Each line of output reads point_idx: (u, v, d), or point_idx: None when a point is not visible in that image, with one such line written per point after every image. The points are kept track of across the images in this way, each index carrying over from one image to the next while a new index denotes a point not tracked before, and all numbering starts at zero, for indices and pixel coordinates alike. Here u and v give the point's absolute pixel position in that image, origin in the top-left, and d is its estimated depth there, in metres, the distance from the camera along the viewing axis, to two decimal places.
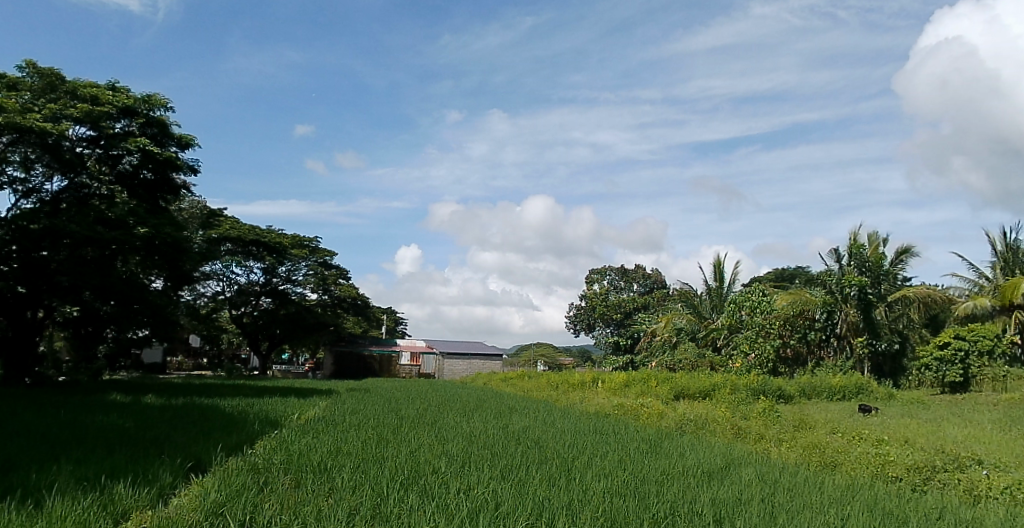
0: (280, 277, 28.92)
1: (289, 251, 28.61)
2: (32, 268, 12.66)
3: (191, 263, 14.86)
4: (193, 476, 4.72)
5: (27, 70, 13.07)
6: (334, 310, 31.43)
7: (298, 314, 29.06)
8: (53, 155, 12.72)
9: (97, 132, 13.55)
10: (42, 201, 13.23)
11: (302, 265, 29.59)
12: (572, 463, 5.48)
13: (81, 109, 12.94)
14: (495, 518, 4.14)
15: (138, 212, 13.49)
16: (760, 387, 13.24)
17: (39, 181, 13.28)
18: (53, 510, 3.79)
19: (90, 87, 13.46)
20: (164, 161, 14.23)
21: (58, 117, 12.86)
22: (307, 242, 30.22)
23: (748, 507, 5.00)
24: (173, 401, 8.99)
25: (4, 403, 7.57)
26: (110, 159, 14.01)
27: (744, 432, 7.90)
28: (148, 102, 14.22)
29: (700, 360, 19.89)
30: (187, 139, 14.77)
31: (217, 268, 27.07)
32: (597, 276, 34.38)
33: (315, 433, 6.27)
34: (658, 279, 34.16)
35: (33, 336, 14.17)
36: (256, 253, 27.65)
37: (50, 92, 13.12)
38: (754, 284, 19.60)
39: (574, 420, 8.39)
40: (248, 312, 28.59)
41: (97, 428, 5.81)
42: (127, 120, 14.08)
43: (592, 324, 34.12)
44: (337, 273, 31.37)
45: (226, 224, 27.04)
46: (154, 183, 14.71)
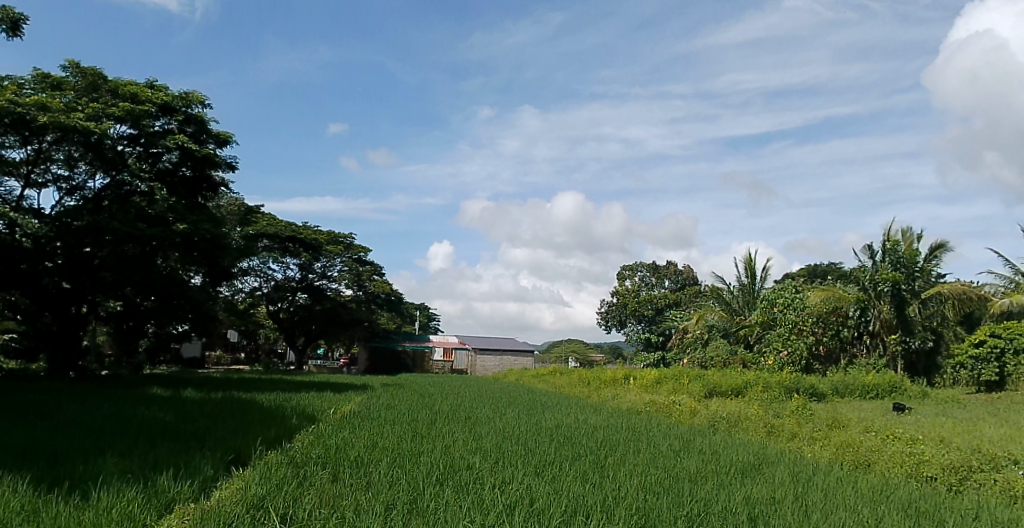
0: (315, 274, 29.26)
1: (325, 247, 28.73)
2: (75, 264, 12.84)
3: (229, 260, 15.09)
4: (234, 469, 4.80)
5: (70, 70, 13.36)
6: (368, 306, 31.67)
7: (335, 310, 29.40)
8: (95, 153, 12.87)
9: (137, 130, 13.72)
10: (85, 198, 13.43)
11: (337, 261, 29.84)
12: (606, 459, 5.48)
13: (122, 108, 13.09)
14: (530, 515, 4.25)
15: (177, 208, 13.77)
16: (793, 385, 13.10)
17: (83, 178, 13.54)
18: (100, 502, 3.94)
19: (130, 86, 13.63)
20: (203, 158, 14.44)
21: (99, 117, 13.00)
22: (342, 239, 30.21)
23: (781, 506, 5.00)
24: (212, 396, 9.09)
25: (54, 396, 7.78)
26: (151, 157, 14.18)
27: (777, 430, 7.78)
28: (185, 99, 14.37)
29: (732, 357, 19.73)
30: (224, 136, 14.93)
31: (254, 264, 27.46)
32: (628, 272, 34.22)
33: (350, 427, 6.31)
34: (689, 275, 33.91)
35: (77, 331, 14.42)
36: (292, 249, 27.99)
37: (92, 92, 13.43)
38: (787, 279, 19.53)
39: (606, 417, 8.31)
40: (285, 308, 28.92)
41: (137, 421, 5.96)
42: (167, 117, 14.21)
43: (624, 321, 34.02)
44: (372, 269, 31.59)
45: (263, 221, 27.39)
46: (192, 181, 14.94)
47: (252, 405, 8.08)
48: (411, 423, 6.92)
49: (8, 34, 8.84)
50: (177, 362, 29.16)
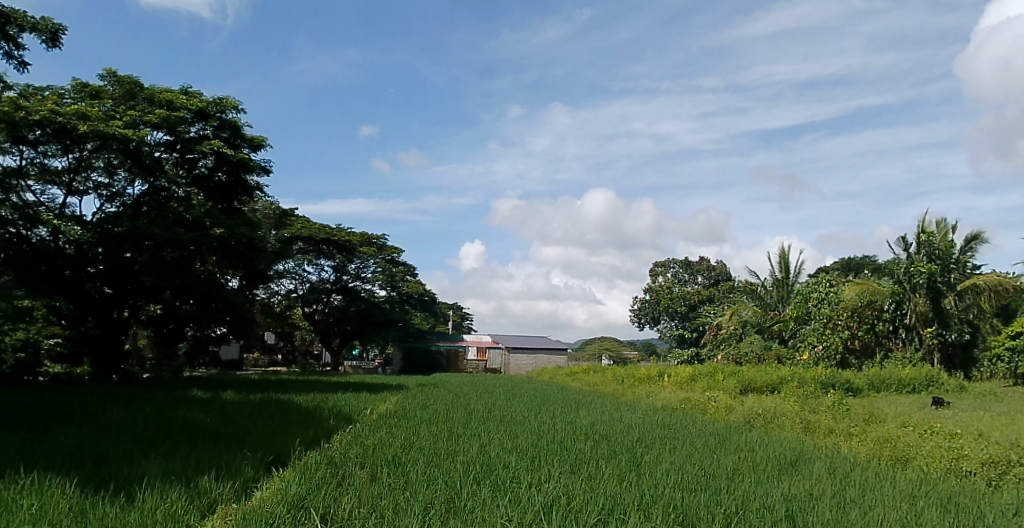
0: (350, 275, 29.55)
1: (359, 249, 29.01)
2: (117, 270, 12.88)
3: (265, 262, 15.26)
4: (274, 469, 4.86)
5: (108, 78, 13.59)
6: (402, 306, 31.80)
7: (369, 310, 29.44)
8: (133, 160, 12.96)
9: (173, 136, 13.90)
10: (125, 205, 13.62)
11: (371, 262, 30.06)
12: (642, 458, 5.44)
13: (159, 115, 13.36)
14: (567, 513, 4.25)
15: (213, 214, 13.94)
16: (828, 380, 12.91)
17: (122, 185, 13.68)
18: (145, 502, 4.02)
19: (166, 93, 13.84)
20: (238, 163, 14.57)
21: (137, 124, 13.27)
22: (376, 240, 30.32)
23: (819, 502, 4.96)
24: (251, 397, 9.20)
25: (99, 398, 7.93)
26: (187, 163, 14.38)
27: (813, 426, 7.67)
28: (220, 105, 14.51)
29: (766, 353, 19.40)
30: (258, 141, 15.08)
31: (290, 267, 27.81)
32: (660, 268, 34.04)
33: (386, 427, 6.37)
34: (723, 271, 33.59)
35: (118, 335, 14.68)
36: (327, 251, 28.35)
37: (129, 100, 13.65)
38: (821, 274, 19.29)
39: (641, 415, 8.27)
40: (320, 309, 29.30)
41: (178, 423, 6.08)
42: (202, 123, 14.39)
43: (657, 317, 33.81)
44: (405, 269, 31.81)
45: (298, 223, 27.74)
46: (228, 185, 15.10)
47: (290, 406, 8.18)
48: (445, 422, 6.94)
49: (47, 45, 9.06)
50: (216, 365, 29.69)
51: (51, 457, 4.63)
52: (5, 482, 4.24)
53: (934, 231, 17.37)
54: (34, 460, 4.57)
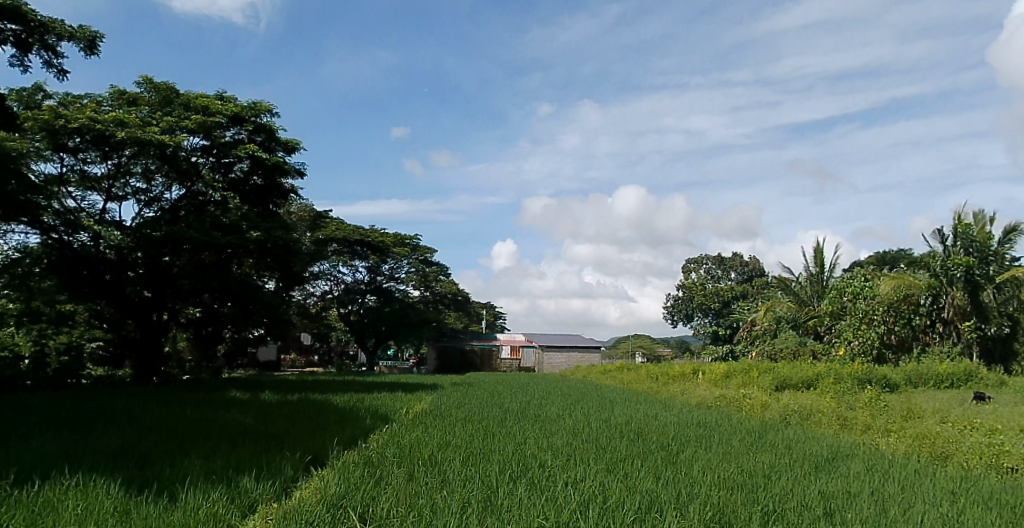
0: (383, 276, 29.89)
1: (392, 249, 29.26)
2: (156, 273, 13.31)
3: (301, 264, 15.33)
4: (313, 469, 4.91)
5: (145, 85, 13.79)
6: (435, 306, 32.05)
7: (404, 311, 29.36)
8: (170, 166, 13.31)
9: (210, 141, 14.04)
10: (162, 209, 13.94)
11: (404, 263, 30.30)
12: (678, 456, 5.40)
13: (194, 120, 13.51)
14: (604, 513, 4.22)
15: (249, 216, 14.13)
16: (864, 376, 12.70)
17: (160, 190, 14.01)
18: (187, 502, 4.08)
19: (202, 99, 14.00)
20: (272, 166, 14.65)
21: (173, 129, 13.46)
22: (409, 240, 30.56)
23: (858, 500, 4.88)
24: (289, 397, 9.33)
25: (147, 401, 8.14)
26: (223, 167, 14.56)
27: (850, 422, 7.58)
28: (254, 109, 14.58)
29: (801, 349, 19.30)
30: (292, 144, 15.14)
31: (325, 269, 28.24)
32: (694, 264, 33.75)
33: (423, 426, 6.40)
34: (756, 267, 33.25)
35: (158, 338, 14.91)
36: (361, 252, 28.67)
37: (166, 106, 13.82)
38: (857, 269, 19.21)
39: (676, 413, 8.20)
40: (355, 310, 29.61)
41: (220, 423, 6.17)
42: (237, 127, 14.41)
43: (690, 315, 33.50)
44: (438, 269, 31.97)
45: (332, 225, 28.05)
46: (264, 188, 15.22)
47: (327, 406, 8.26)
48: (481, 420, 6.96)
49: (84, 53, 9.23)
50: (254, 366, 30.25)
51: (95, 458, 4.73)
52: (51, 482, 4.35)
53: (971, 223, 17.02)
54: (79, 461, 4.67)
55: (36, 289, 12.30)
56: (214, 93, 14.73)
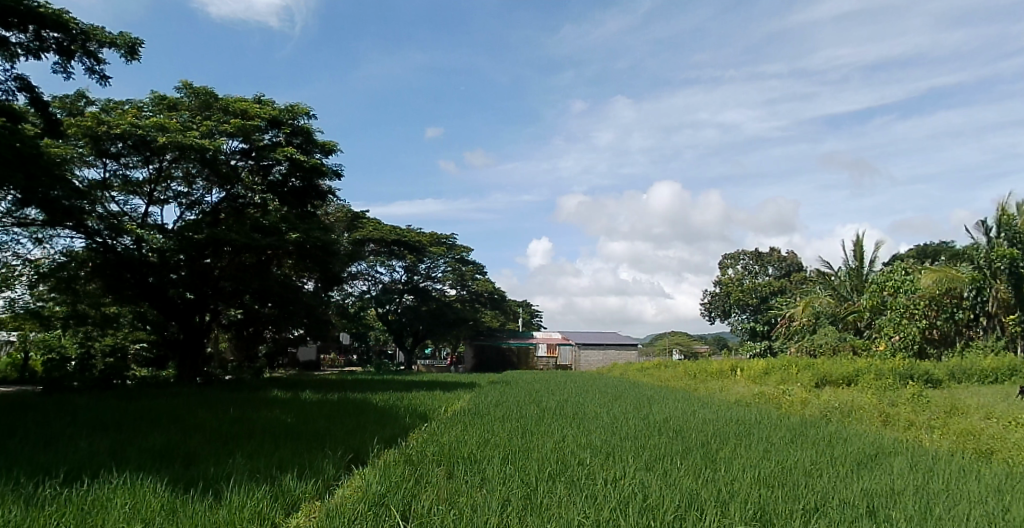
0: (421, 275, 30.02)
1: (428, 249, 29.45)
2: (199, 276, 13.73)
3: (339, 264, 15.48)
4: (354, 468, 4.95)
5: (185, 90, 14.01)
6: (473, 305, 32.17)
7: (440, 310, 30.04)
8: (210, 169, 13.45)
9: (249, 144, 14.16)
10: (203, 212, 14.18)
11: (441, 262, 30.39)
12: (717, 454, 5.34)
13: (234, 124, 13.63)
14: (644, 511, 4.19)
15: (289, 219, 14.20)
16: (906, 372, 12.45)
17: (201, 193, 14.23)
18: (232, 500, 4.14)
19: (240, 103, 14.16)
20: (310, 169, 14.71)
21: (213, 133, 13.65)
22: (445, 239, 30.74)
23: (900, 498, 4.78)
24: (328, 396, 9.44)
25: (187, 400, 8.35)
26: (262, 170, 14.63)
27: (892, 419, 7.42)
28: (292, 112, 14.73)
29: (842, 344, 18.86)
30: (329, 146, 15.25)
31: (363, 269, 28.59)
32: (730, 260, 33.39)
33: (463, 426, 6.37)
34: (794, 261, 32.82)
35: (201, 339, 15.16)
36: (398, 252, 28.90)
37: (205, 110, 14.09)
38: (897, 262, 18.77)
39: (712, 410, 8.11)
40: (393, 310, 30.00)
41: (263, 423, 6.22)
42: (275, 130, 14.60)
43: (728, 311, 33.36)
44: (474, 268, 32.01)
45: (369, 225, 28.33)
46: (301, 190, 15.34)
47: (366, 405, 8.34)
48: (518, 419, 6.94)
49: (125, 59, 9.41)
50: (294, 366, 30.77)
51: (142, 458, 4.81)
52: (100, 481, 4.44)
53: (1015, 214, 16.66)
54: (127, 460, 4.76)
55: (82, 292, 12.54)
56: (253, 96, 14.89)
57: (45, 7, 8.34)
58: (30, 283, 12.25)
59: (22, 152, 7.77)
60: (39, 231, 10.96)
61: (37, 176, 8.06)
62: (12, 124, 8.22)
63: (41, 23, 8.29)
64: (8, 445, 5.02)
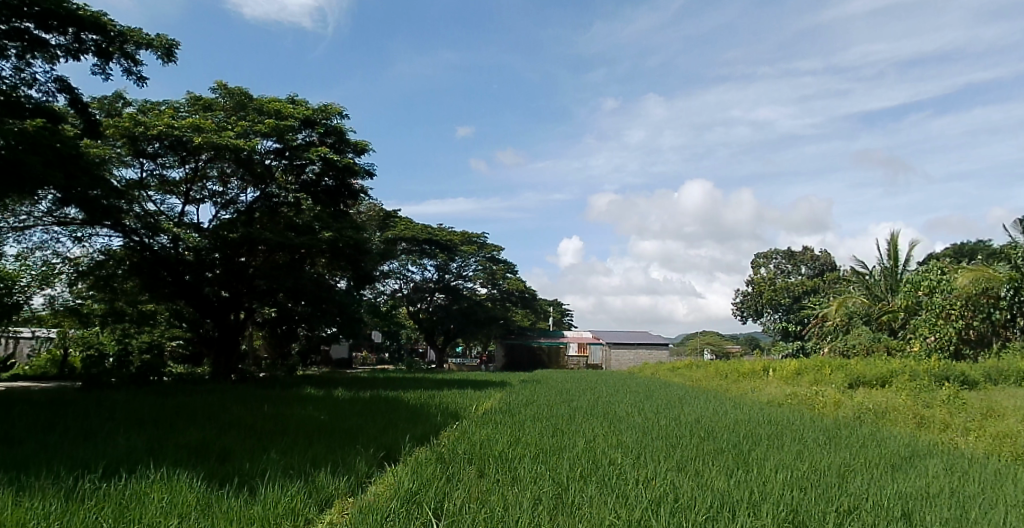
0: (452, 274, 30.14)
1: (459, 248, 29.62)
2: (233, 273, 13.87)
3: (371, 263, 15.56)
4: (386, 465, 4.99)
5: (220, 90, 14.18)
6: (504, 304, 32.25)
7: (472, 308, 30.05)
8: (245, 168, 13.64)
9: (282, 144, 14.21)
10: (238, 212, 14.31)
11: (472, 261, 30.50)
12: (749, 454, 5.31)
13: (268, 124, 13.74)
14: (676, 512, 4.16)
15: (322, 217, 14.52)
16: (942, 373, 12.25)
17: (235, 193, 14.40)
18: (266, 496, 4.20)
19: (274, 103, 14.28)
20: (343, 168, 14.89)
21: (248, 133, 13.76)
22: (476, 239, 30.88)
23: (936, 501, 4.70)
24: (361, 394, 9.54)
25: (223, 397, 8.49)
26: (295, 169, 14.70)
27: (927, 421, 7.30)
28: (325, 112, 14.85)
29: (875, 344, 18.77)
30: (362, 146, 15.34)
31: (395, 268, 28.85)
32: (762, 260, 33.10)
33: (494, 425, 6.34)
34: (828, 261, 32.34)
35: (236, 336, 15.32)
36: (429, 251, 29.08)
37: (240, 110, 14.22)
38: (933, 261, 18.32)
39: (745, 411, 8.04)
40: (424, 308, 30.26)
41: (297, 420, 6.28)
42: (309, 130, 14.74)
43: (761, 310, 33.02)
44: (505, 267, 32.05)
45: (401, 225, 28.56)
46: (334, 189, 15.45)
47: (399, 403, 8.39)
48: (550, 419, 6.92)
49: (162, 60, 9.55)
50: (328, 363, 31.16)
51: (179, 453, 4.89)
52: (138, 475, 4.53)
53: None
54: (163, 456, 4.85)
55: (119, 290, 13.17)
56: (286, 96, 15.02)
57: (84, 9, 8.52)
58: (69, 282, 12.79)
59: (64, 152, 7.93)
60: (79, 230, 11.20)
61: (77, 176, 8.27)
62: (53, 125, 8.34)
63: (81, 25, 8.45)
64: (49, 440, 5.14)
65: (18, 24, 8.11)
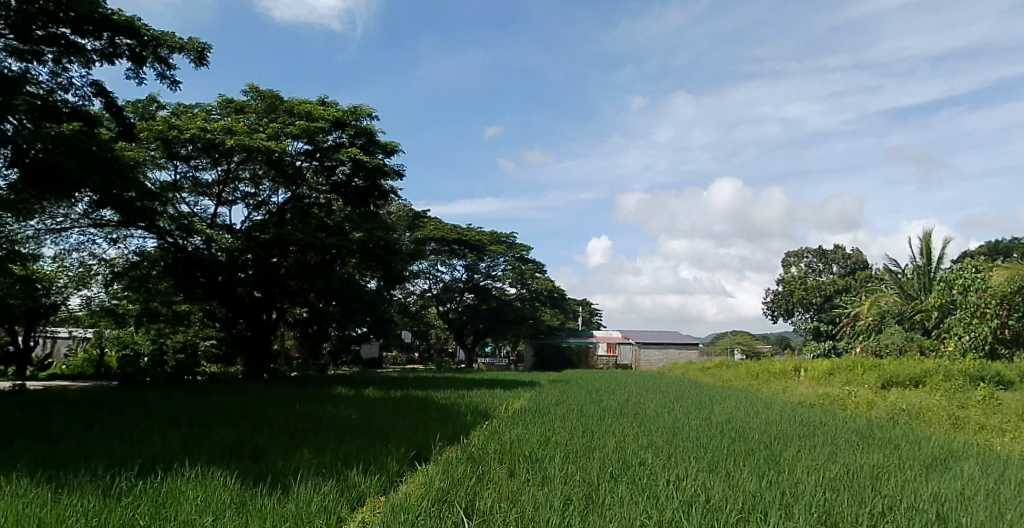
0: (481, 274, 30.15)
1: (488, 248, 29.68)
2: (266, 275, 13.76)
3: (401, 263, 15.61)
4: (417, 464, 5.02)
5: (252, 93, 14.36)
6: (532, 303, 32.25)
7: (501, 308, 30.15)
8: (277, 170, 13.86)
9: (313, 145, 14.41)
10: (270, 213, 14.56)
11: (501, 261, 30.54)
12: (781, 455, 5.26)
13: (299, 126, 13.89)
14: (707, 513, 4.14)
15: (353, 218, 14.56)
16: (977, 373, 11.99)
17: (267, 194, 14.64)
18: (299, 494, 4.23)
19: (305, 105, 14.40)
20: (374, 169, 14.93)
21: (279, 135, 13.91)
22: (505, 238, 30.95)
23: (972, 503, 4.62)
24: (391, 393, 9.62)
25: (256, 396, 8.62)
26: (326, 170, 14.87)
27: (961, 422, 7.18)
28: (355, 113, 14.89)
29: (908, 344, 18.55)
30: (392, 147, 15.40)
31: (425, 268, 29.02)
32: (794, 258, 32.75)
33: (523, 425, 6.32)
34: (860, 259, 31.82)
35: (268, 336, 15.45)
36: (459, 251, 29.17)
37: (272, 112, 14.39)
38: (967, 259, 17.83)
39: (774, 411, 8.00)
40: (454, 308, 30.43)
41: (329, 420, 6.33)
42: (339, 132, 14.84)
43: (792, 309, 32.64)
44: (535, 266, 32.03)
45: (430, 225, 28.71)
46: (364, 190, 15.53)
47: (428, 402, 8.43)
48: (579, 419, 6.89)
49: (194, 64, 9.68)
50: (359, 363, 31.50)
51: (213, 452, 4.96)
52: (173, 473, 4.60)
53: None
54: (197, 454, 4.91)
55: (154, 290, 13.37)
56: (317, 98, 15.13)
57: (119, 14, 8.67)
58: (105, 282, 12.94)
59: (100, 155, 8.09)
60: (114, 231, 11.37)
61: (113, 180, 8.38)
62: (88, 128, 8.46)
63: (115, 29, 8.60)
64: (86, 438, 5.23)
65: (56, 29, 8.30)
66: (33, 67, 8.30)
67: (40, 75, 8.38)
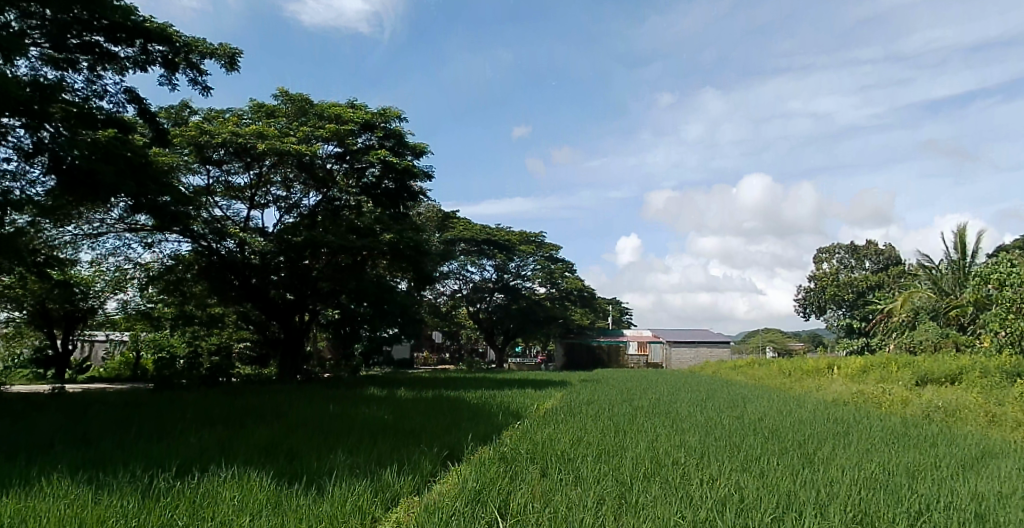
0: (511, 274, 30.13)
1: (517, 248, 29.70)
2: (297, 275, 13.86)
3: (431, 263, 15.62)
4: (450, 464, 5.05)
5: (281, 97, 14.49)
6: (562, 303, 32.22)
7: (531, 308, 30.19)
8: (308, 173, 13.99)
9: (343, 148, 14.50)
10: (301, 215, 14.65)
11: (530, 261, 30.51)
12: (816, 454, 5.22)
13: (329, 129, 14.02)
14: (741, 512, 4.11)
15: (383, 219, 14.72)
16: (1015, 368, 11.44)
17: (298, 197, 14.72)
18: (333, 494, 4.27)
19: (335, 107, 14.47)
20: (403, 170, 15.00)
21: (310, 138, 14.07)
22: (534, 238, 30.96)
23: (1012, 502, 4.53)
24: (424, 394, 9.70)
25: (292, 396, 8.78)
26: (356, 173, 15.01)
27: (999, 419, 7.04)
28: (384, 115, 14.98)
29: (942, 341, 18.28)
30: (420, 147, 15.44)
31: (454, 268, 29.14)
32: (824, 256, 32.35)
33: (555, 424, 6.31)
34: (893, 254, 31.31)
35: (301, 338, 15.60)
36: (488, 251, 29.21)
37: (302, 116, 14.47)
38: (1001, 254, 17.31)
39: (810, 408, 7.93)
40: (483, 308, 30.51)
41: (362, 420, 6.39)
42: (369, 134, 14.87)
43: (824, 306, 32.25)
44: (564, 265, 31.99)
45: (459, 226, 28.81)
46: (394, 191, 15.59)
47: (458, 402, 8.48)
48: (611, 418, 6.87)
49: (225, 69, 9.79)
50: (390, 363, 31.75)
51: (248, 452, 5.02)
52: (209, 474, 4.67)
53: None
54: (232, 455, 4.98)
55: (189, 293, 13.55)
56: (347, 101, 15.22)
57: (150, 21, 8.78)
58: (141, 285, 13.20)
59: (134, 161, 8.23)
60: (149, 236, 11.57)
61: (147, 185, 8.48)
62: (122, 134, 8.58)
63: (148, 37, 8.71)
64: (126, 440, 5.33)
65: (90, 38, 8.45)
66: (68, 75, 8.47)
67: (75, 83, 8.56)
